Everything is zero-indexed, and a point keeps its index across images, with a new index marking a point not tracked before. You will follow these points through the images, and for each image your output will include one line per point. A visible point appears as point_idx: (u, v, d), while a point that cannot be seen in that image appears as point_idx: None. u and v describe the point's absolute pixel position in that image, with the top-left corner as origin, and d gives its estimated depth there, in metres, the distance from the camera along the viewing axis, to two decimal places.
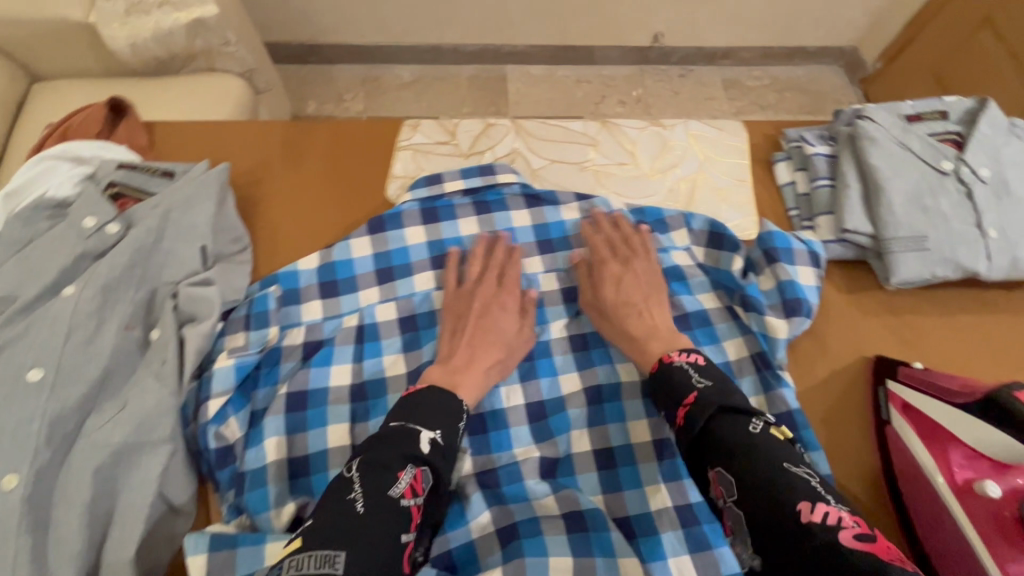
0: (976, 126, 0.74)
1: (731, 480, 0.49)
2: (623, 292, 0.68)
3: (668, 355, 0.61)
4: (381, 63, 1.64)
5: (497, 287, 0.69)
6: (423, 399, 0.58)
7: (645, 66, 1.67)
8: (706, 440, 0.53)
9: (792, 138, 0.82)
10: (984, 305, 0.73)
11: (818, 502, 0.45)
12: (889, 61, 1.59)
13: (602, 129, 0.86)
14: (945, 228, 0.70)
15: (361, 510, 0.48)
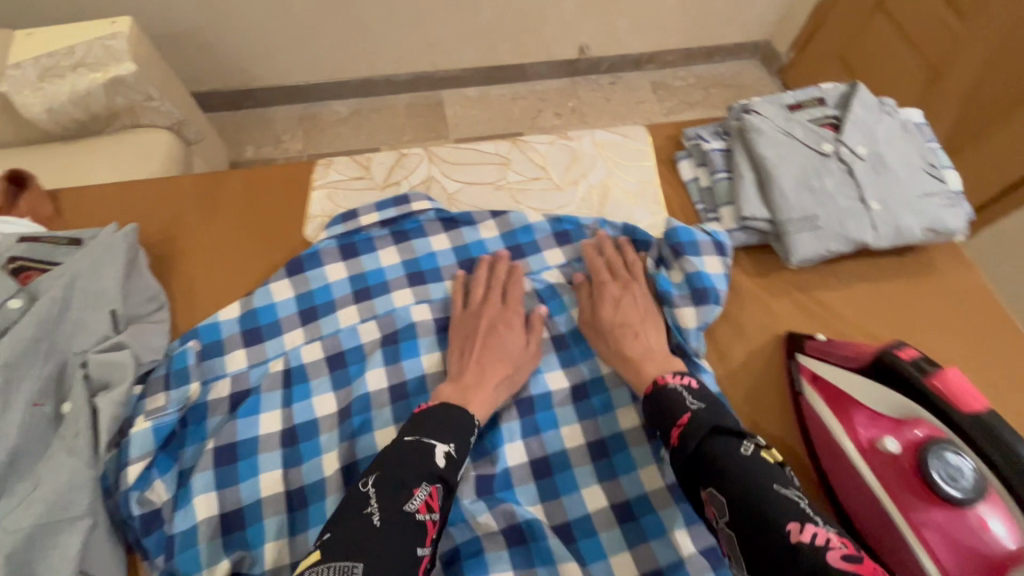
0: (849, 109, 0.80)
1: (723, 500, 0.52)
2: (620, 313, 0.70)
3: (662, 376, 0.63)
4: (316, 101, 1.65)
5: (503, 307, 0.71)
6: (440, 414, 0.60)
7: (576, 78, 1.73)
8: (700, 462, 0.55)
9: (690, 137, 0.87)
10: (881, 272, 0.78)
11: (806, 523, 0.47)
12: (800, 50, 1.67)
13: (513, 148, 0.89)
14: (833, 206, 0.75)
15: (378, 523, 0.50)
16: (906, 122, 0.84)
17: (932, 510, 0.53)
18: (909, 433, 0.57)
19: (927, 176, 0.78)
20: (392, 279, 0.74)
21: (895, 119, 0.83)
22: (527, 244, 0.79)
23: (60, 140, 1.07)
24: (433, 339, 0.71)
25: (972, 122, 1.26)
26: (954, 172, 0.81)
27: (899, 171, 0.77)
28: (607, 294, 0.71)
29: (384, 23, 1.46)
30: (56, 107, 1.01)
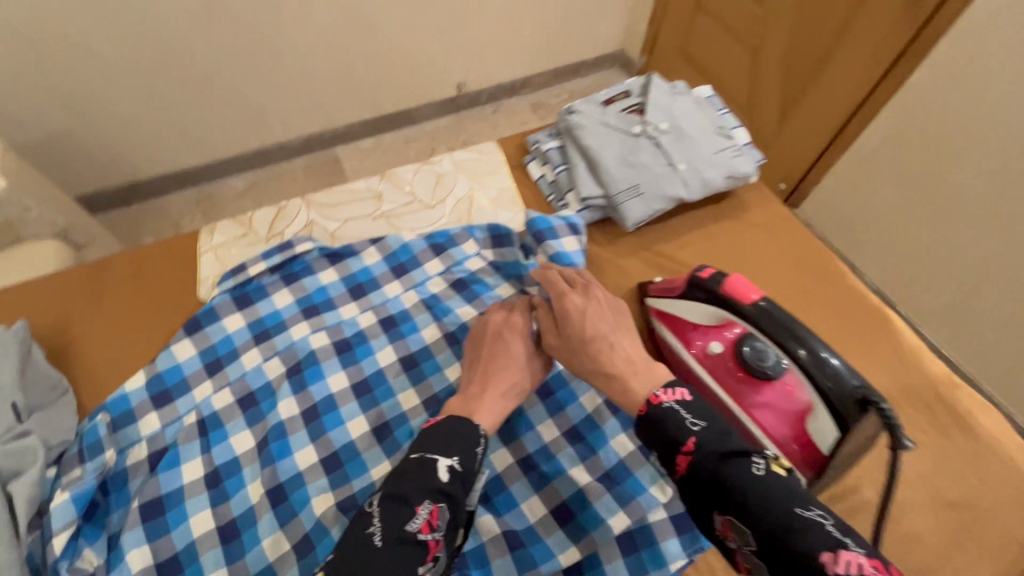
0: (648, 95, 0.98)
1: (746, 530, 0.50)
2: (590, 323, 0.66)
3: (654, 395, 0.59)
4: (211, 181, 1.69)
5: (511, 313, 0.72)
6: (441, 429, 0.60)
7: (460, 112, 1.90)
8: (714, 488, 0.53)
9: (531, 143, 1.01)
10: (705, 220, 0.95)
11: (839, 550, 0.45)
12: (649, 53, 1.95)
13: (382, 181, 0.99)
14: (649, 173, 0.90)
15: (379, 543, 0.52)
16: (698, 97, 1.02)
17: (751, 389, 0.67)
18: (726, 334, 0.70)
19: (718, 136, 0.96)
20: (289, 317, 0.81)
21: (688, 96, 1.01)
22: (408, 261, 0.88)
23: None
24: (335, 361, 0.77)
25: (795, 83, 1.46)
26: (742, 129, 0.99)
27: (695, 135, 0.94)
28: (569, 306, 0.67)
29: (267, 97, 1.54)
30: None
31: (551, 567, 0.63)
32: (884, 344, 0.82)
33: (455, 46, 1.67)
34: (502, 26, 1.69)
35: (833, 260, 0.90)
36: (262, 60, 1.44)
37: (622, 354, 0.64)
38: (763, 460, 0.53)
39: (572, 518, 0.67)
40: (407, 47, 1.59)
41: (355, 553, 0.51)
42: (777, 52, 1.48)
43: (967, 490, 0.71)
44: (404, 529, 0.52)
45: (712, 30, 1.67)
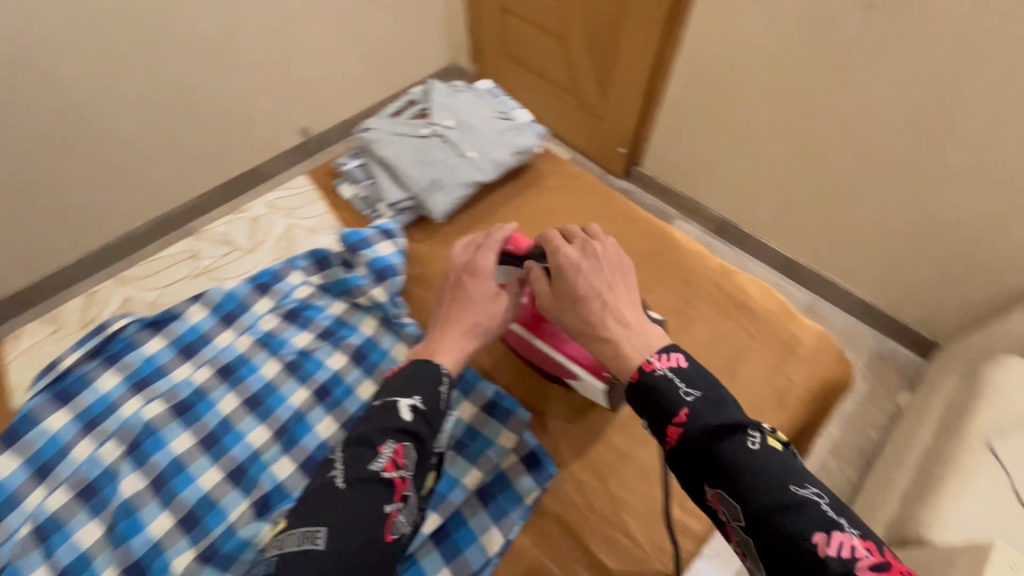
0: (431, 99, 1.07)
1: (737, 506, 0.48)
2: (584, 283, 0.64)
3: (649, 362, 0.55)
4: (61, 292, 1.57)
5: (476, 253, 0.74)
6: (404, 373, 0.65)
7: (312, 156, 1.88)
8: (704, 463, 0.49)
9: (337, 167, 1.06)
10: (511, 195, 1.04)
11: (835, 532, 0.44)
12: (480, 60, 2.13)
13: (196, 240, 0.99)
14: (445, 167, 0.99)
15: (342, 486, 0.56)
16: (479, 91, 1.12)
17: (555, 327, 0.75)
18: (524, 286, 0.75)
19: (500, 120, 1.06)
20: (117, 397, 0.79)
21: (468, 91, 1.11)
22: (237, 307, 0.88)
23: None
24: (175, 425, 0.76)
25: (602, 59, 1.70)
26: (521, 110, 1.10)
27: (478, 124, 1.04)
28: (563, 260, 0.66)
29: (92, 189, 1.47)
30: None
31: (418, 539, 0.66)
32: (675, 258, 0.94)
33: (284, 94, 1.69)
34: (327, 64, 1.73)
35: (621, 200, 1.03)
36: (79, 153, 1.40)
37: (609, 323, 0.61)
38: (760, 434, 0.50)
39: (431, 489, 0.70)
40: (234, 103, 1.59)
41: (322, 494, 0.56)
42: (579, 36, 1.71)
43: (767, 354, 0.84)
44: (366, 469, 0.56)
45: (519, 29, 1.87)
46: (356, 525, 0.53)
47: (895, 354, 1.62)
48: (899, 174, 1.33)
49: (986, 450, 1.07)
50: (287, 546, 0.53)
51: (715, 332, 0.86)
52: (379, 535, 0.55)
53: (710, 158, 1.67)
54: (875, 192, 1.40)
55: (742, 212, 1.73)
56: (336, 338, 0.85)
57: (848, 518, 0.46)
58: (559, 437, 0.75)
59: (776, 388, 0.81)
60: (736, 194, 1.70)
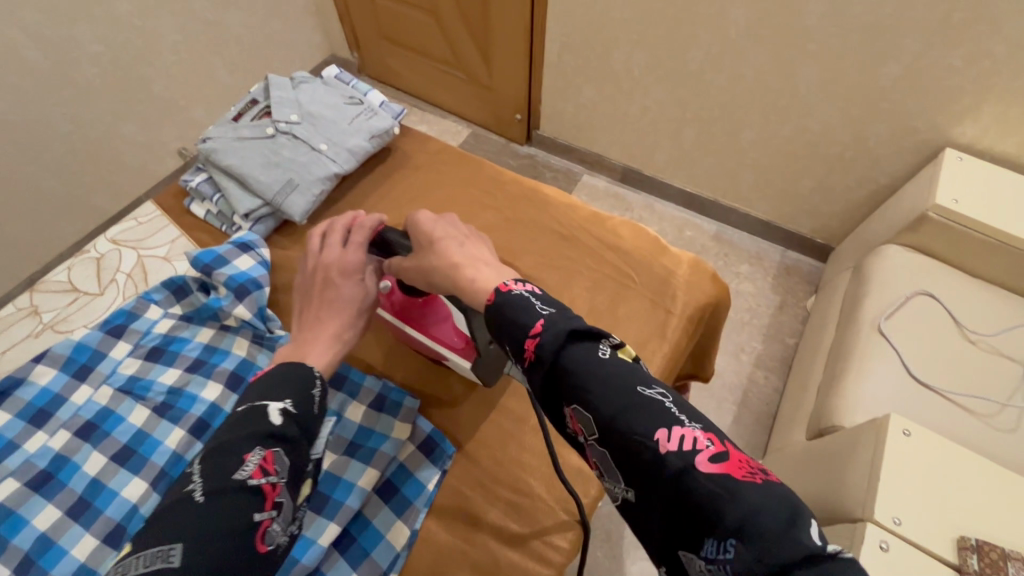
0: (270, 95, 1.00)
1: (589, 416, 0.47)
2: (440, 229, 0.66)
3: (504, 283, 0.56)
4: None
5: (341, 250, 0.72)
6: (274, 376, 0.59)
7: None
8: (558, 378, 0.49)
9: (183, 185, 0.98)
10: (378, 182, 1.00)
11: (675, 427, 0.44)
12: (356, 48, 2.04)
13: (34, 294, 0.89)
14: (297, 165, 0.93)
15: (201, 498, 0.47)
16: (326, 80, 1.06)
17: (422, 313, 0.75)
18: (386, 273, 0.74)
19: (350, 106, 1.01)
20: None
21: (312, 81, 1.04)
22: (90, 358, 0.81)
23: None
24: (34, 500, 0.69)
25: (478, 29, 1.66)
26: (374, 92, 1.06)
27: (326, 114, 0.99)
28: (422, 217, 0.69)
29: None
30: None
31: (315, 554, 0.62)
32: (547, 213, 0.95)
33: (140, 112, 1.57)
34: (182, 71, 1.61)
35: (490, 167, 1.02)
36: None
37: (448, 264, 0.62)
38: (611, 345, 0.51)
39: (326, 501, 0.66)
40: (78, 126, 1.45)
41: (172, 513, 0.46)
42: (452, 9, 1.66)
43: (647, 291, 0.86)
44: (230, 478, 0.48)
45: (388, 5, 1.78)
46: (221, 541, 0.45)
47: (799, 264, 1.72)
48: (763, 94, 1.40)
49: (876, 333, 1.16)
50: (130, 572, 0.43)
51: (593, 281, 0.87)
52: (252, 550, 0.47)
53: (594, 109, 1.70)
54: (744, 116, 1.47)
55: (638, 157, 1.77)
56: (206, 367, 0.80)
57: (693, 416, 0.46)
58: (452, 419, 0.75)
59: (657, 321, 0.84)
60: (628, 140, 1.73)
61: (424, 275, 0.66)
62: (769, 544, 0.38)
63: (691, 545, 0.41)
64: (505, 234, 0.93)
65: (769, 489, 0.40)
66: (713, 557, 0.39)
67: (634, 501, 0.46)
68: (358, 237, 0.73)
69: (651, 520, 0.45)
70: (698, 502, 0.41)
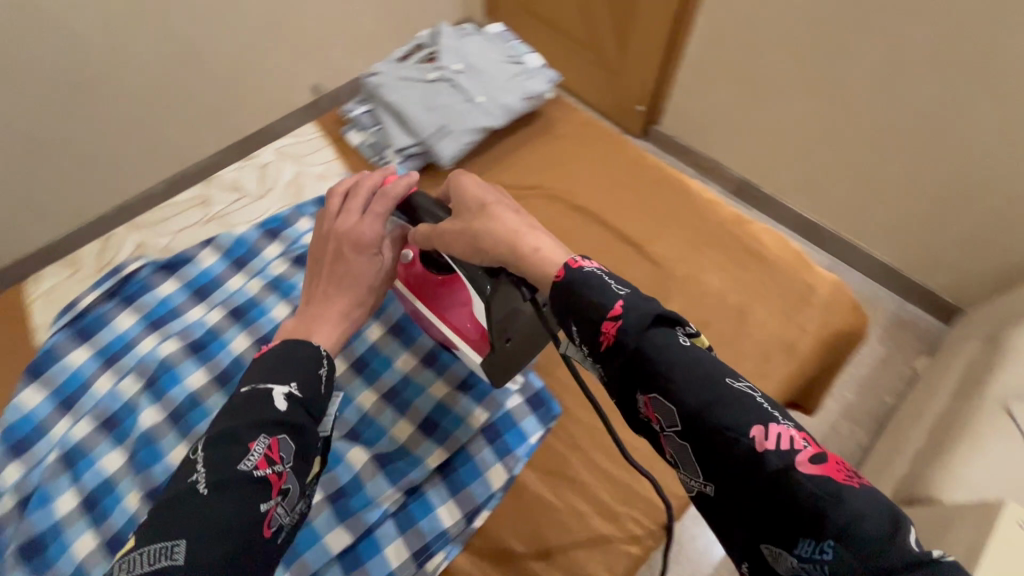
0: (439, 42, 1.03)
1: (671, 407, 0.45)
2: (480, 196, 0.61)
3: (575, 259, 0.52)
4: None
5: (357, 220, 0.68)
6: (277, 357, 0.59)
7: None
8: (640, 364, 0.46)
9: (345, 113, 1.04)
10: (518, 143, 1.02)
11: (770, 423, 0.42)
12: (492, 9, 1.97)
13: (206, 187, 0.99)
14: (453, 113, 0.96)
15: (205, 490, 0.49)
16: (488, 34, 1.08)
17: (443, 291, 0.72)
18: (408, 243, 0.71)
19: (509, 64, 1.03)
20: (135, 336, 0.82)
21: (477, 34, 1.07)
22: (247, 253, 0.90)
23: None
24: (189, 362, 0.79)
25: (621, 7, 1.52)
26: (533, 53, 1.06)
27: (487, 69, 1.01)
28: (459, 183, 0.63)
29: None
30: None
31: (422, 472, 0.68)
32: (683, 204, 0.92)
33: None
34: None
35: (632, 147, 1.00)
36: None
37: (486, 236, 0.58)
38: (686, 334, 0.48)
39: (436, 427, 0.71)
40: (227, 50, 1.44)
41: (177, 504, 0.48)
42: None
43: (776, 305, 0.83)
44: (237, 469, 0.49)
45: None
46: (223, 530, 0.47)
47: (916, 320, 1.56)
48: (948, 130, 1.21)
49: (1004, 412, 1.04)
50: (135, 569, 0.44)
51: (722, 281, 0.85)
52: (258, 537, 0.49)
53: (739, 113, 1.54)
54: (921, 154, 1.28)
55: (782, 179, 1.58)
56: None
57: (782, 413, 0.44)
58: (562, 381, 0.76)
59: (783, 337, 0.81)
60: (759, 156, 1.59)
61: (464, 241, 0.60)
62: (877, 552, 0.36)
63: (782, 543, 0.40)
64: (638, 216, 0.92)
65: (870, 495, 0.39)
66: (807, 556, 0.38)
67: (713, 497, 0.44)
68: (380, 208, 0.69)
69: (732, 518, 0.43)
70: (799, 504, 0.39)
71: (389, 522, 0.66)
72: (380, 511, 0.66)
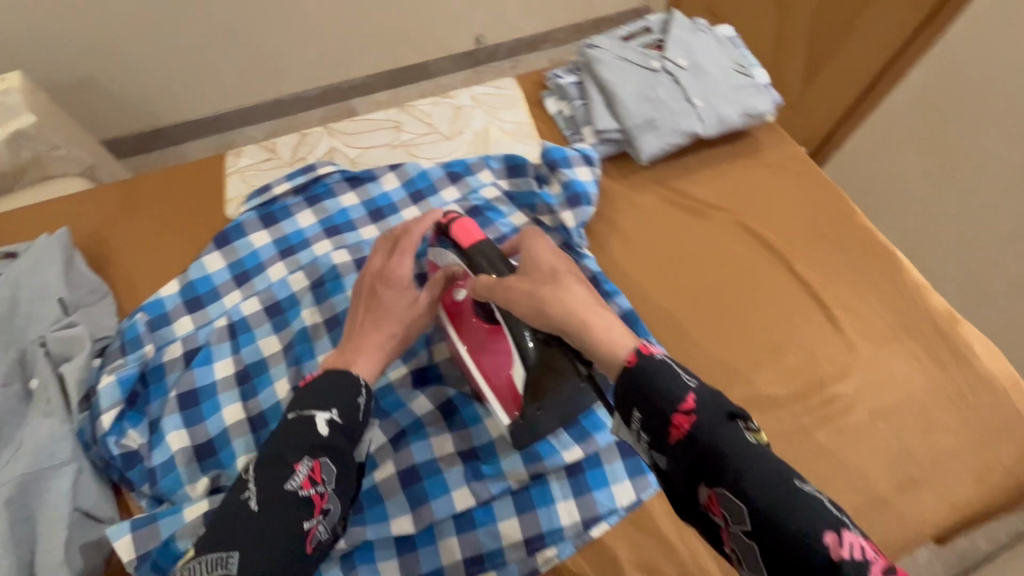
0: (669, 31, 0.97)
1: (740, 506, 0.43)
2: (547, 262, 0.58)
3: (646, 345, 0.50)
4: (230, 129, 1.60)
5: (391, 255, 0.69)
6: (315, 385, 0.60)
7: (478, 68, 1.74)
8: (709, 458, 0.45)
9: (550, 78, 1.01)
10: (717, 159, 0.95)
11: (843, 532, 0.40)
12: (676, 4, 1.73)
13: (402, 113, 1.01)
14: (666, 108, 0.91)
15: (255, 508, 0.52)
16: (719, 37, 1.01)
17: (487, 342, 0.65)
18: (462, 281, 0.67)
19: (737, 74, 0.95)
20: (312, 235, 0.85)
21: (709, 34, 1.00)
22: (426, 188, 0.91)
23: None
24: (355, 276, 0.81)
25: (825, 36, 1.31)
26: (761, 69, 0.98)
27: (714, 73, 0.94)
28: (530, 241, 0.60)
29: (284, 52, 1.45)
30: None
31: (556, 462, 0.66)
32: (887, 281, 0.83)
33: None
34: None
35: (843, 201, 0.91)
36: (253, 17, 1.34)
37: (555, 309, 0.54)
38: (748, 429, 0.47)
39: (576, 423, 0.69)
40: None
41: (229, 518, 0.51)
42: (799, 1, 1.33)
43: (964, 421, 0.74)
44: (283, 489, 0.52)
45: None
46: (271, 543, 0.50)
47: None
48: None
49: None
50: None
51: (914, 380, 0.76)
52: (301, 552, 0.52)
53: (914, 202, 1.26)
54: None
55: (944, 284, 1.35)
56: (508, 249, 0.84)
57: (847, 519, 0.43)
58: None
59: (968, 460, 0.72)
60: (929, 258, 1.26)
61: (534, 304, 0.56)
62: None
63: None
64: (834, 279, 0.83)
65: None
66: None
67: None
68: (405, 245, 0.69)
69: None
70: None
71: (508, 498, 0.65)
72: (505, 485, 0.65)
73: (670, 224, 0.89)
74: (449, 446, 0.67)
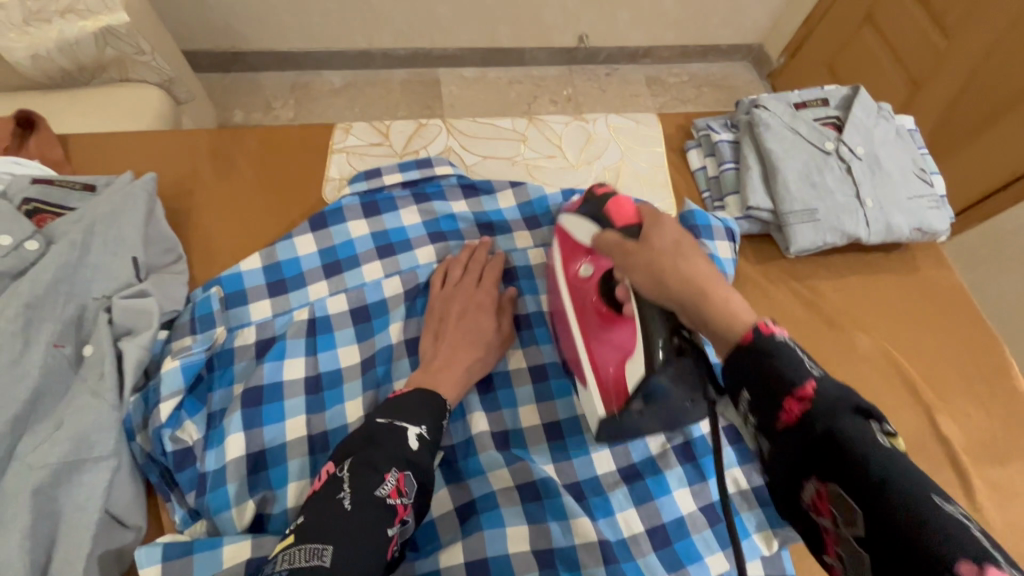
0: (851, 111, 0.85)
1: (852, 506, 0.36)
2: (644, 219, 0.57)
3: (767, 324, 0.44)
4: (309, 69, 1.50)
5: (476, 286, 0.70)
6: (410, 398, 0.57)
7: (573, 66, 1.61)
8: (826, 450, 0.38)
9: (700, 128, 0.90)
10: (865, 266, 0.84)
11: (991, 567, 0.30)
12: (791, 55, 1.58)
13: (529, 125, 0.91)
14: (832, 200, 0.80)
15: (349, 506, 0.49)
16: (901, 128, 0.89)
17: (605, 329, 0.60)
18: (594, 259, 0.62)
19: (917, 179, 0.83)
20: (416, 237, 0.76)
21: (893, 122, 0.87)
22: (543, 214, 0.80)
23: (35, 96, 0.97)
24: None
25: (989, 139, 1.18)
26: (940, 176, 0.87)
27: (892, 172, 0.82)
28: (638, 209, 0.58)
29: (390, 4, 1.36)
30: (42, 54, 0.93)
31: None
32: None
33: None
34: None
35: (1003, 356, 0.79)
36: None
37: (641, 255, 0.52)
38: (882, 431, 0.39)
39: (666, 544, 0.61)
40: None
41: (324, 513, 0.48)
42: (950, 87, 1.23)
43: None
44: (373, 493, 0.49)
45: (874, 49, 1.37)
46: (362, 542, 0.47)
47: None
48: None
49: None
50: (288, 566, 0.45)
51: None
52: (383, 559, 0.48)
53: None
54: None
55: None
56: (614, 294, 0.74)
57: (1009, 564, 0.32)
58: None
59: None
60: None
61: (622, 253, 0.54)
62: None
63: None
64: (978, 448, 0.73)
65: None
66: None
67: None
68: (490, 276, 0.71)
69: None
70: None
71: None
72: None
73: (806, 333, 0.78)
74: (525, 542, 0.58)
